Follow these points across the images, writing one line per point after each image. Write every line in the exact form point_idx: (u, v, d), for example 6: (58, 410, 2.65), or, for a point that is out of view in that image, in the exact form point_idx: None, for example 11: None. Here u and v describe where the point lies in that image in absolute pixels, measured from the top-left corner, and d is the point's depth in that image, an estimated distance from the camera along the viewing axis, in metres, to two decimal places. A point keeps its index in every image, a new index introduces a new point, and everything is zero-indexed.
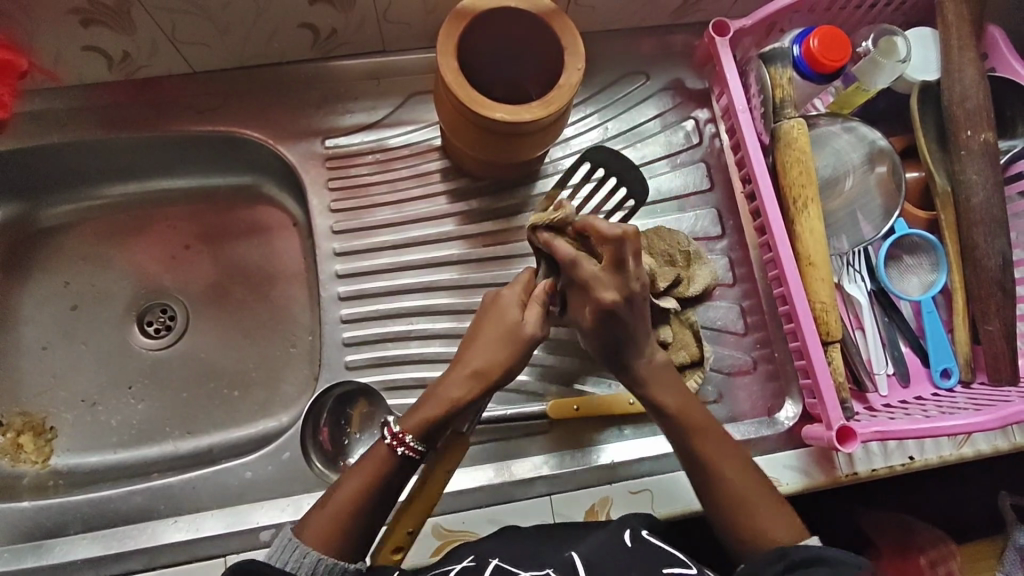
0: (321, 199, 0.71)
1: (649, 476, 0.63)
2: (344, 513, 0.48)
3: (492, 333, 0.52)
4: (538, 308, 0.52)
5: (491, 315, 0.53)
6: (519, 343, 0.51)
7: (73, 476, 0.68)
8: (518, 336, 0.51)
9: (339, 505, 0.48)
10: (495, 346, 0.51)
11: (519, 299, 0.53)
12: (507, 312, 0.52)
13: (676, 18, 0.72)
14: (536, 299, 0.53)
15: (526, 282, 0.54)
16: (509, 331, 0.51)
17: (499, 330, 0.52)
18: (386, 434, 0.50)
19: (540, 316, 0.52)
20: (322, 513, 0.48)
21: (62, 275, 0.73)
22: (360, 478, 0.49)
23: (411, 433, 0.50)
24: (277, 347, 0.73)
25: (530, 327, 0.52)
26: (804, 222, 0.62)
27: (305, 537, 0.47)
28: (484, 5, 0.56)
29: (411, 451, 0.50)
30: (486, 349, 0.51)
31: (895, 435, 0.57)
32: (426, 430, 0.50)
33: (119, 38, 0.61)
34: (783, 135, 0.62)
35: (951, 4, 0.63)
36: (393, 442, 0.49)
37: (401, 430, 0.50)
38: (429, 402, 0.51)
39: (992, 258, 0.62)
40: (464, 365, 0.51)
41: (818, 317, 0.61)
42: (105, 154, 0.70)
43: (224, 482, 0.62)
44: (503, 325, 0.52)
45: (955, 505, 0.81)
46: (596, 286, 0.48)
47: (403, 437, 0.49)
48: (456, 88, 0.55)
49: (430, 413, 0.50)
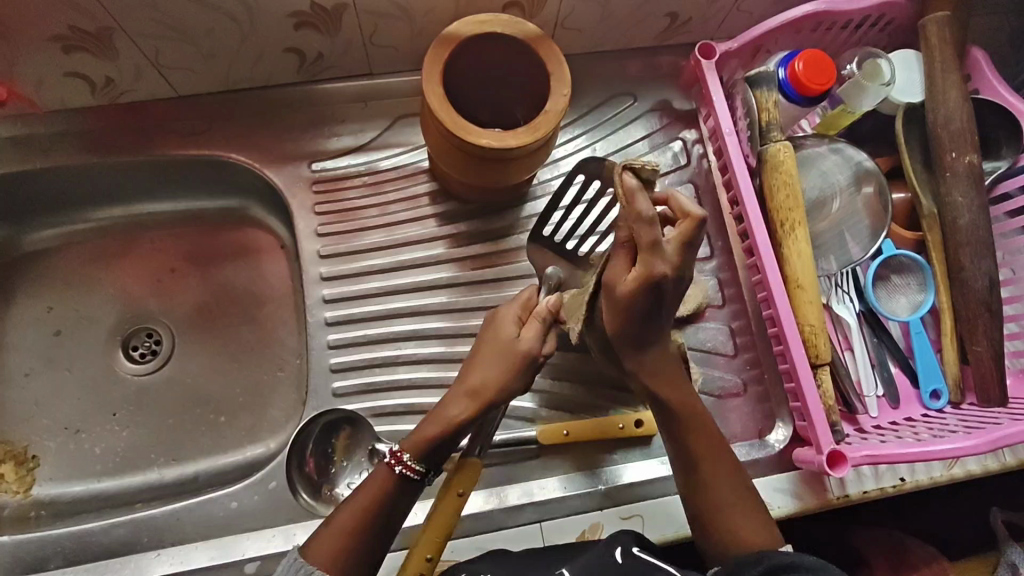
0: (308, 222, 0.70)
1: (641, 501, 0.62)
2: (348, 532, 0.46)
3: (490, 354, 0.50)
4: (537, 325, 0.51)
5: (486, 335, 0.51)
6: (517, 360, 0.49)
7: (56, 506, 0.67)
8: (514, 352, 0.49)
9: (342, 524, 0.47)
10: (493, 366, 0.49)
11: (517, 316, 0.51)
12: (503, 329, 0.51)
13: (662, 39, 0.73)
14: (533, 316, 0.51)
15: (524, 300, 0.52)
16: (506, 348, 0.49)
17: (495, 348, 0.50)
18: (386, 453, 0.49)
19: (537, 332, 0.50)
20: (326, 533, 0.47)
21: (45, 299, 0.72)
22: (361, 500, 0.48)
23: (409, 452, 0.48)
24: (264, 371, 0.72)
25: (528, 342, 0.50)
26: (792, 245, 0.62)
27: (309, 557, 0.46)
28: (469, 31, 0.56)
29: (412, 471, 0.48)
30: (486, 370, 0.49)
31: (886, 459, 0.57)
32: (427, 449, 0.48)
33: (102, 64, 0.61)
34: (769, 159, 0.62)
35: (934, 27, 0.64)
36: (391, 460, 0.48)
37: (399, 449, 0.48)
38: (430, 420, 0.49)
39: (979, 279, 0.62)
40: (463, 383, 0.50)
41: (807, 340, 0.61)
42: (89, 179, 0.70)
43: (208, 513, 0.61)
44: (499, 343, 0.50)
45: (948, 522, 0.81)
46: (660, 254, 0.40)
47: (402, 456, 0.48)
48: (442, 114, 0.55)
49: (429, 432, 0.48)
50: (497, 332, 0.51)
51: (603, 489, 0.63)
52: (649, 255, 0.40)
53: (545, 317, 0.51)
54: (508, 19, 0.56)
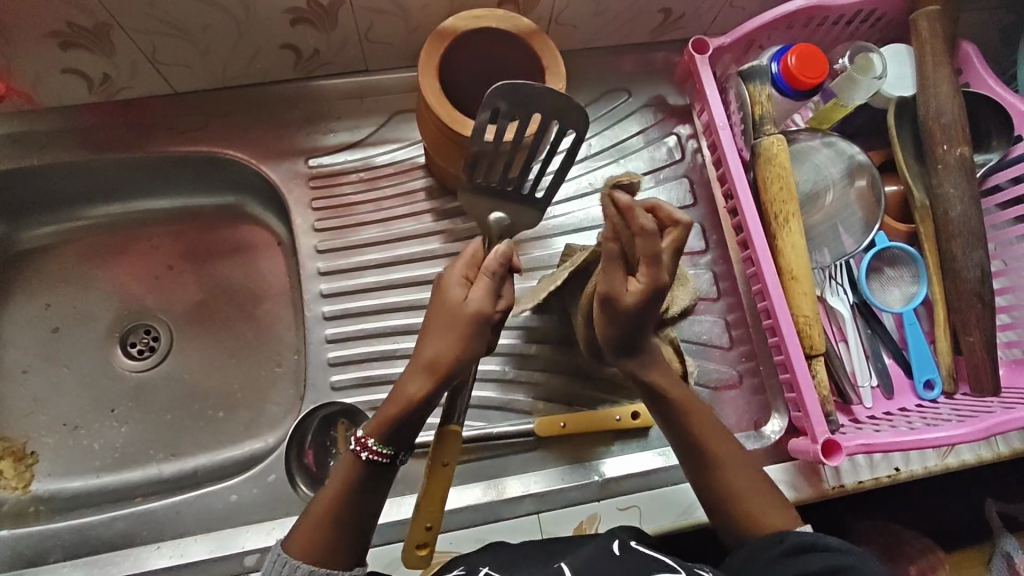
0: (304, 218, 0.70)
1: (638, 493, 0.63)
2: (329, 520, 0.46)
3: (440, 321, 0.47)
4: (485, 281, 0.46)
5: (437, 301, 0.48)
6: (471, 325, 0.46)
7: (55, 502, 0.67)
8: (464, 316, 0.46)
9: (318, 515, 0.47)
10: (443, 335, 0.46)
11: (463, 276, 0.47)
12: (450, 292, 0.47)
13: (655, 35, 0.74)
14: (481, 273, 0.47)
15: (470, 257, 0.49)
16: (452, 312, 0.46)
17: (446, 313, 0.47)
18: (352, 440, 0.47)
19: (485, 289, 0.46)
20: (305, 524, 0.46)
21: (43, 297, 0.72)
22: (332, 485, 0.47)
23: (371, 436, 0.47)
24: (263, 366, 0.72)
25: (474, 301, 0.46)
26: (785, 237, 0.63)
27: (292, 550, 0.46)
28: (466, 26, 0.57)
29: (379, 456, 0.47)
30: (437, 339, 0.47)
31: (881, 447, 0.57)
32: (387, 429, 0.47)
33: (98, 60, 0.61)
34: (762, 152, 0.63)
35: (924, 21, 0.65)
36: (358, 448, 0.47)
37: (362, 436, 0.47)
38: (391, 400, 0.48)
39: (971, 270, 0.63)
40: (418, 356, 0.47)
41: (801, 331, 0.62)
42: (86, 176, 0.70)
43: (208, 507, 0.61)
44: (446, 309, 0.47)
45: (944, 514, 0.82)
46: (617, 282, 0.44)
47: (366, 442, 0.47)
48: (438, 109, 0.55)
49: (389, 413, 0.47)
50: (443, 298, 0.48)
51: (598, 480, 0.64)
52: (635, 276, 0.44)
53: (495, 270, 0.46)
54: (503, 14, 0.57)
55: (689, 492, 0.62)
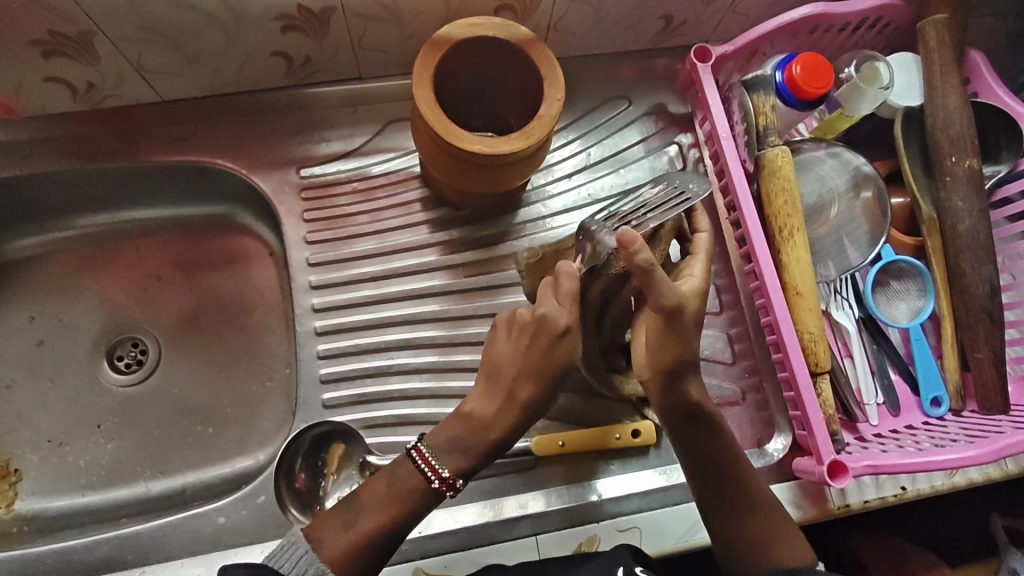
0: (296, 229, 0.69)
1: (638, 513, 0.61)
2: (369, 539, 0.47)
3: (536, 370, 0.49)
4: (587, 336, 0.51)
5: (537, 343, 0.49)
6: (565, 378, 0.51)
7: (38, 521, 0.65)
8: (565, 371, 0.50)
9: (363, 531, 0.48)
10: (543, 385, 0.50)
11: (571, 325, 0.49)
12: (557, 344, 0.49)
13: (657, 42, 0.72)
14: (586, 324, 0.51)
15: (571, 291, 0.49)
16: (560, 369, 0.49)
17: (545, 366, 0.49)
18: (432, 477, 0.49)
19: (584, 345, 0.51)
20: (347, 535, 0.47)
21: (28, 309, 0.70)
22: (388, 505, 0.49)
23: (459, 477, 0.50)
24: (253, 381, 0.70)
25: (582, 358, 0.51)
26: (789, 251, 0.61)
27: (323, 556, 0.46)
28: (461, 35, 0.55)
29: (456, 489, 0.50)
30: (534, 385, 0.50)
31: (888, 469, 0.56)
32: (477, 466, 0.50)
33: (83, 69, 0.59)
34: (766, 165, 0.61)
35: (933, 29, 0.63)
36: (441, 485, 0.49)
37: (450, 475, 0.49)
38: (474, 437, 0.50)
39: (980, 285, 0.61)
40: (511, 397, 0.50)
41: (806, 348, 0.60)
42: (72, 186, 0.68)
43: (195, 529, 0.60)
44: (554, 363, 0.49)
45: (949, 530, 0.80)
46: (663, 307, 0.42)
47: (452, 482, 0.50)
48: (433, 120, 0.53)
49: (476, 452, 0.50)
50: (551, 338, 0.49)
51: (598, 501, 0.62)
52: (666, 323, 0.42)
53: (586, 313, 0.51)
54: (500, 22, 0.55)
55: (690, 514, 0.61)
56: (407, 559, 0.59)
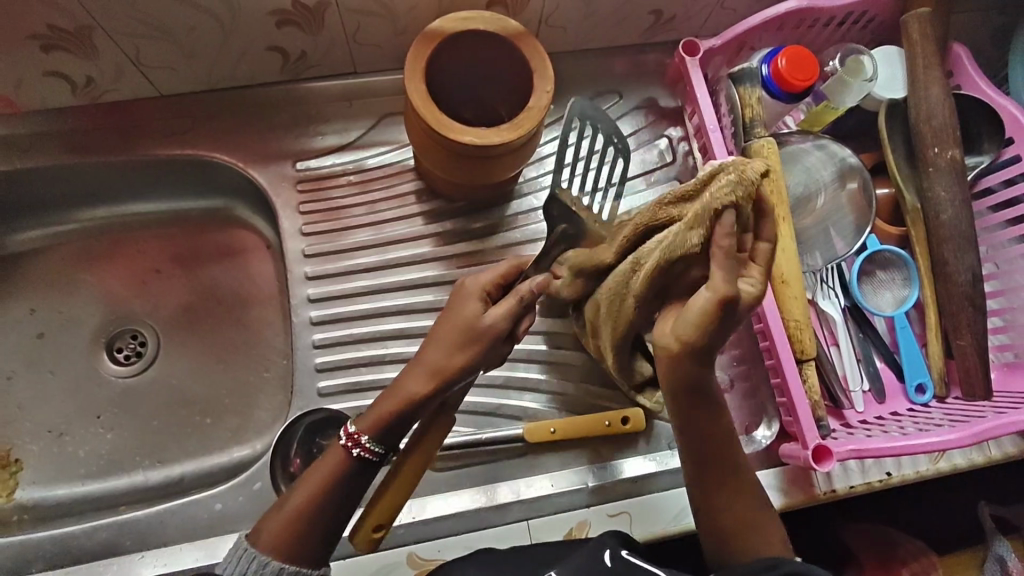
0: (292, 222, 0.70)
1: (629, 499, 0.62)
2: (300, 518, 0.45)
3: (446, 332, 0.47)
4: (510, 304, 0.47)
5: (449, 311, 0.49)
6: (479, 342, 0.47)
7: (39, 510, 0.66)
8: (476, 331, 0.47)
9: (292, 511, 0.45)
10: (451, 348, 0.47)
11: (480, 294, 0.48)
12: (467, 306, 0.48)
13: (647, 36, 0.73)
14: (512, 294, 0.47)
15: (498, 272, 0.50)
16: (467, 327, 0.47)
17: (455, 326, 0.47)
18: (342, 435, 0.47)
19: (507, 311, 0.47)
20: (276, 518, 0.45)
21: (28, 301, 0.71)
22: (311, 481, 0.46)
23: (366, 433, 0.46)
24: (250, 372, 0.71)
25: (491, 321, 0.47)
26: (775, 240, 0.62)
27: (260, 543, 0.44)
28: (452, 28, 0.56)
29: (369, 453, 0.46)
30: (444, 351, 0.47)
31: (871, 452, 0.57)
32: (383, 428, 0.46)
33: (81, 63, 0.60)
34: (753, 155, 0.62)
35: (916, 24, 0.64)
36: (348, 443, 0.46)
37: (357, 430, 0.46)
38: (385, 397, 0.47)
39: (963, 273, 0.63)
40: (422, 361, 0.47)
41: (792, 335, 0.61)
42: (70, 180, 0.69)
43: (193, 515, 0.61)
44: (461, 319, 0.47)
45: (937, 518, 0.82)
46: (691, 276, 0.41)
47: (359, 438, 0.46)
48: (424, 111, 0.54)
49: (384, 410, 0.47)
50: (464, 306, 0.48)
51: (590, 486, 0.63)
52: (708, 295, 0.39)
53: (524, 294, 0.47)
54: (490, 16, 0.56)
55: (680, 499, 0.62)
56: (401, 544, 0.60)
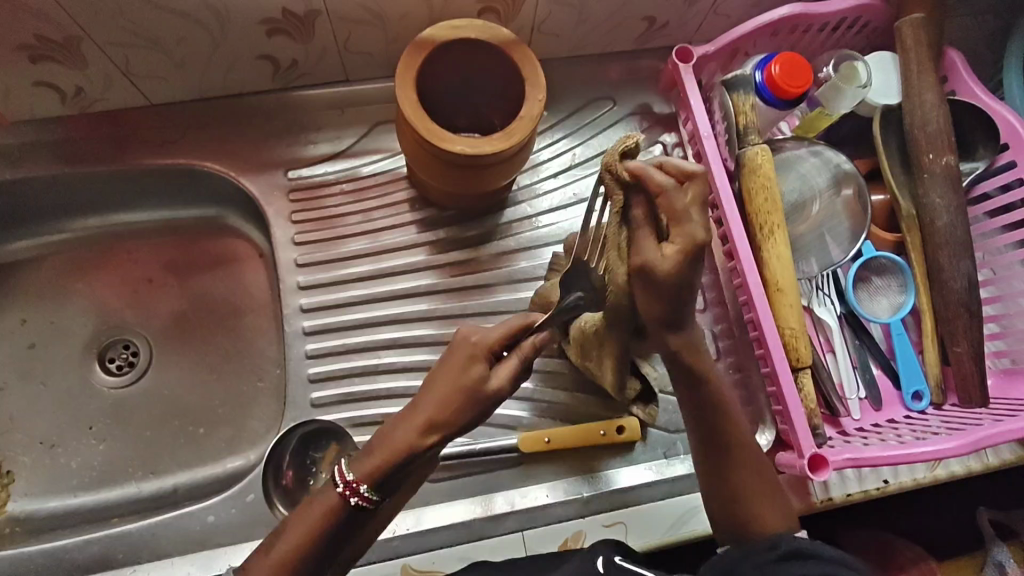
0: (285, 230, 0.69)
1: (625, 508, 0.62)
2: (290, 561, 0.42)
3: (449, 382, 0.43)
4: (514, 366, 0.45)
5: (452, 357, 0.45)
6: (481, 402, 0.44)
7: (30, 522, 0.65)
8: (482, 391, 0.44)
9: (282, 554, 0.42)
10: (452, 401, 0.43)
11: (491, 346, 0.45)
12: (474, 359, 0.44)
13: (641, 43, 0.73)
14: (518, 353, 0.45)
15: (510, 326, 0.46)
16: (470, 388, 0.43)
17: (460, 379, 0.43)
18: (337, 482, 0.43)
19: (510, 373, 0.45)
20: (267, 559, 0.42)
21: (19, 312, 0.71)
22: (303, 524, 0.43)
23: (366, 483, 0.42)
24: (243, 382, 0.71)
25: (496, 384, 0.44)
26: (770, 248, 0.62)
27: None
28: (443, 36, 0.56)
29: (365, 501, 0.43)
30: (443, 400, 0.43)
31: (868, 462, 0.57)
32: (384, 478, 0.43)
33: (71, 73, 0.60)
34: (747, 163, 0.62)
35: (910, 29, 0.64)
36: (345, 491, 0.43)
37: (355, 478, 0.42)
38: (383, 442, 0.43)
39: (958, 280, 0.62)
40: (422, 408, 0.43)
41: (788, 343, 0.61)
42: (61, 190, 0.68)
43: (185, 528, 0.60)
44: (466, 377, 0.43)
45: (936, 523, 0.81)
46: (682, 222, 0.42)
47: (357, 487, 0.42)
48: (415, 121, 0.54)
49: (384, 458, 0.42)
50: (471, 356, 0.44)
51: (585, 496, 0.63)
52: (674, 235, 0.42)
53: (527, 354, 0.45)
54: (483, 24, 0.56)
55: (677, 509, 0.61)
56: (396, 555, 0.60)
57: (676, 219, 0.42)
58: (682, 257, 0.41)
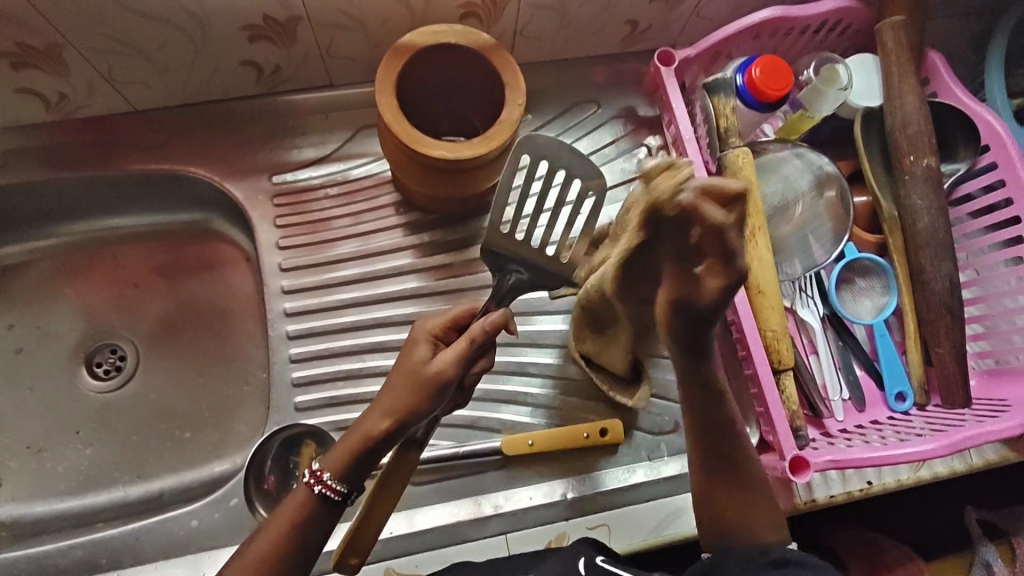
0: (269, 234, 0.70)
1: (607, 510, 0.62)
2: (272, 559, 0.42)
3: (398, 372, 0.44)
4: (460, 346, 0.43)
5: (404, 351, 0.46)
6: (431, 382, 0.43)
7: (16, 527, 0.66)
8: (428, 372, 0.43)
9: (262, 550, 0.42)
10: (401, 386, 0.43)
11: (431, 334, 0.46)
12: (417, 346, 0.45)
13: (625, 46, 0.73)
14: (463, 335, 0.44)
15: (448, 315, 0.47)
16: (414, 370, 0.43)
17: (405, 366, 0.44)
18: (306, 473, 0.43)
19: (456, 351, 0.43)
20: (244, 558, 0.42)
21: (6, 318, 0.71)
22: (281, 522, 0.43)
23: (328, 470, 0.43)
24: (230, 386, 0.71)
25: (442, 363, 0.43)
26: (751, 250, 0.62)
27: None
28: (423, 42, 0.56)
29: (332, 491, 0.43)
30: (396, 389, 0.43)
31: (849, 463, 0.57)
32: (348, 464, 0.43)
33: (53, 80, 0.60)
34: (728, 166, 0.62)
35: (890, 31, 0.64)
36: (310, 480, 0.43)
37: (320, 467, 0.43)
38: (348, 434, 0.44)
39: (940, 281, 0.63)
40: (377, 398, 0.44)
41: (770, 345, 0.61)
42: (47, 196, 0.69)
43: (168, 532, 0.61)
44: (410, 363, 0.44)
45: (924, 523, 0.81)
46: (740, 255, 0.32)
47: (321, 475, 0.43)
48: (394, 127, 0.54)
49: (346, 447, 0.43)
50: (414, 345, 0.45)
51: (569, 499, 0.63)
52: (714, 265, 0.33)
53: (476, 335, 0.43)
54: (461, 29, 0.56)
55: (660, 509, 0.62)
56: (379, 559, 0.60)
57: (717, 241, 0.32)
58: (719, 293, 0.34)
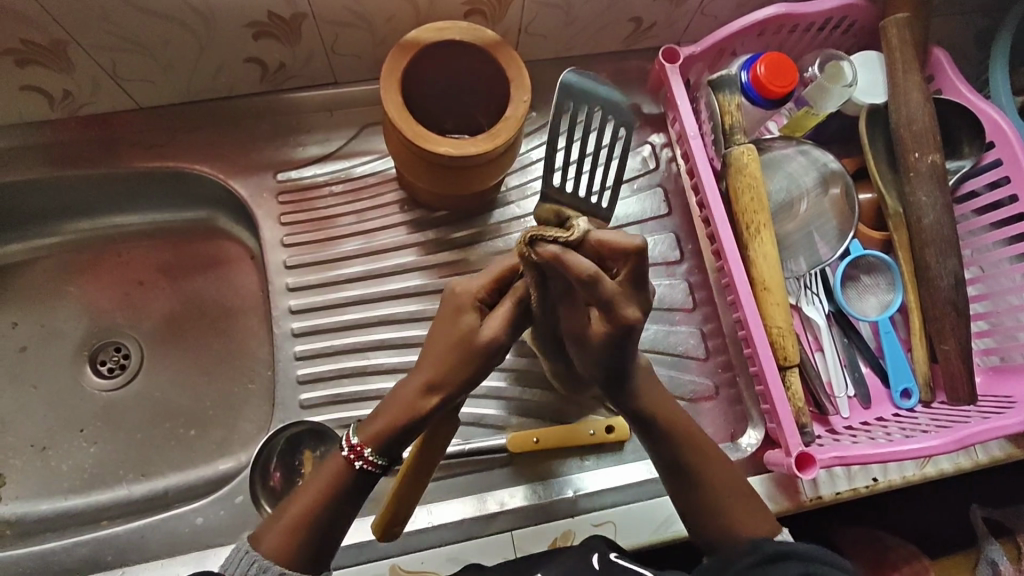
0: (273, 232, 0.70)
1: (613, 508, 0.62)
2: (301, 529, 0.43)
3: (441, 340, 0.43)
4: (508, 309, 0.43)
5: (444, 316, 0.44)
6: (478, 351, 0.43)
7: (21, 525, 0.65)
8: (475, 341, 0.42)
9: (293, 521, 0.43)
10: (447, 357, 0.43)
11: (476, 296, 0.44)
12: (462, 312, 0.43)
13: (629, 43, 0.73)
14: (510, 296, 0.43)
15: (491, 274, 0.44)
16: (461, 339, 0.43)
17: (451, 335, 0.43)
18: (344, 446, 0.43)
19: (505, 315, 0.43)
20: (277, 524, 0.43)
21: (10, 315, 0.71)
22: (312, 491, 0.44)
23: (370, 445, 0.43)
24: (234, 383, 0.71)
25: (491, 330, 0.43)
26: (757, 247, 0.62)
27: (262, 547, 0.42)
28: (429, 39, 0.56)
29: (371, 466, 0.43)
30: (440, 359, 0.43)
31: (855, 460, 0.57)
32: (390, 440, 0.43)
33: (57, 76, 0.60)
34: (732, 163, 0.62)
35: (894, 29, 0.64)
36: (351, 454, 0.43)
37: (360, 442, 0.43)
38: (385, 407, 0.44)
39: (945, 278, 0.62)
40: (418, 371, 0.44)
41: (775, 342, 0.61)
42: (51, 193, 0.69)
43: (174, 530, 0.60)
44: (456, 330, 0.43)
45: (928, 520, 0.81)
46: (618, 306, 0.39)
47: (362, 450, 0.43)
48: (400, 124, 0.54)
49: (387, 421, 0.43)
50: (456, 311, 0.44)
51: (572, 495, 0.63)
52: (602, 311, 0.39)
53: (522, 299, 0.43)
54: (466, 26, 0.56)
55: (665, 507, 0.61)
56: (384, 556, 0.59)
57: (609, 307, 0.39)
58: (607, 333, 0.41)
